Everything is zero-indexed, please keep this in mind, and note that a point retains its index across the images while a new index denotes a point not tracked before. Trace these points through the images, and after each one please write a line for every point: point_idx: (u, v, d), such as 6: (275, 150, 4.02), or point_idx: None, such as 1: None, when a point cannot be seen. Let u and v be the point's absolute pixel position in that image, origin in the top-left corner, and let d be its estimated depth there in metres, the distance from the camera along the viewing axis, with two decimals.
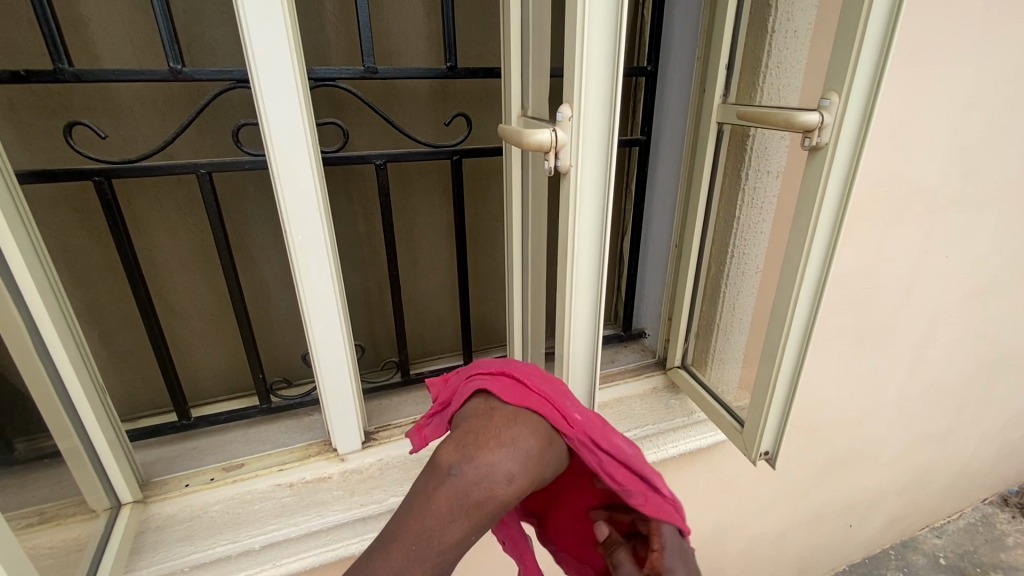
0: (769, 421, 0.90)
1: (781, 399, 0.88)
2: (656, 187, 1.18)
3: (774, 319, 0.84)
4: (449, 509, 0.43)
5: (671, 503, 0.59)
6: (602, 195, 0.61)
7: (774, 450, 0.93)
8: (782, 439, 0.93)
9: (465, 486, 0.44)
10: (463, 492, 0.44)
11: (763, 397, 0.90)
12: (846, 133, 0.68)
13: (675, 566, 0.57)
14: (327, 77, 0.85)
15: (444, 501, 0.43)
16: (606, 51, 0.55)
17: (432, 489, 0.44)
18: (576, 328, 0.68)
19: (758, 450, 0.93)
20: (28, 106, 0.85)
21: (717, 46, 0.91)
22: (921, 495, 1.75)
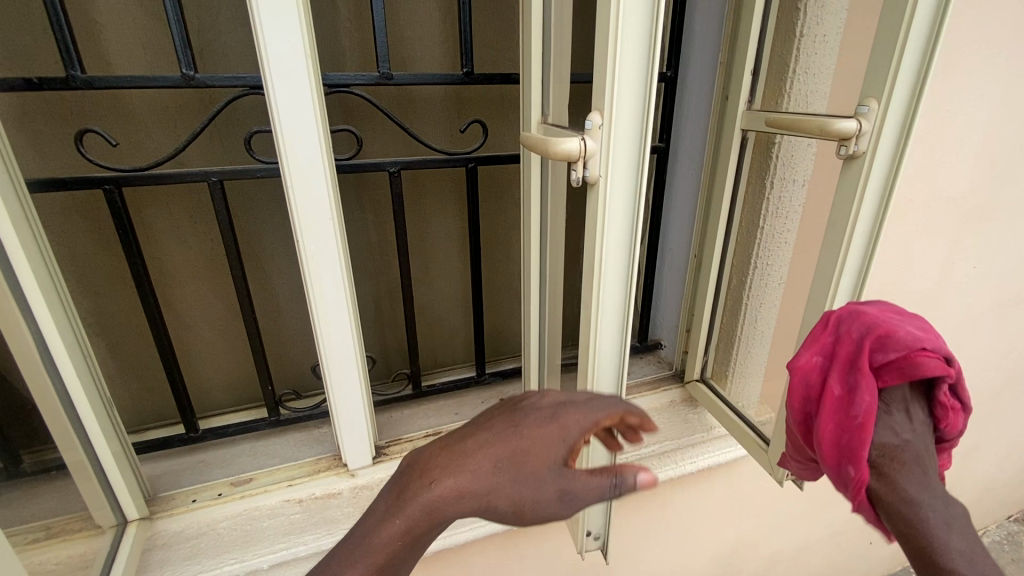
0: None
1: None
2: (675, 196, 1.15)
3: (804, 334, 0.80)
4: (377, 548, 0.52)
5: (888, 363, 0.54)
6: (632, 206, 0.58)
7: None
8: None
9: (393, 514, 0.53)
10: (387, 526, 0.53)
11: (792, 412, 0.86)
12: (885, 142, 0.65)
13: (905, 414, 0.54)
14: (342, 83, 0.83)
15: (369, 546, 0.52)
16: (639, 55, 0.52)
17: (363, 534, 0.53)
18: (601, 344, 0.65)
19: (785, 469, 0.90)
20: (38, 113, 0.83)
21: (742, 54, 0.90)
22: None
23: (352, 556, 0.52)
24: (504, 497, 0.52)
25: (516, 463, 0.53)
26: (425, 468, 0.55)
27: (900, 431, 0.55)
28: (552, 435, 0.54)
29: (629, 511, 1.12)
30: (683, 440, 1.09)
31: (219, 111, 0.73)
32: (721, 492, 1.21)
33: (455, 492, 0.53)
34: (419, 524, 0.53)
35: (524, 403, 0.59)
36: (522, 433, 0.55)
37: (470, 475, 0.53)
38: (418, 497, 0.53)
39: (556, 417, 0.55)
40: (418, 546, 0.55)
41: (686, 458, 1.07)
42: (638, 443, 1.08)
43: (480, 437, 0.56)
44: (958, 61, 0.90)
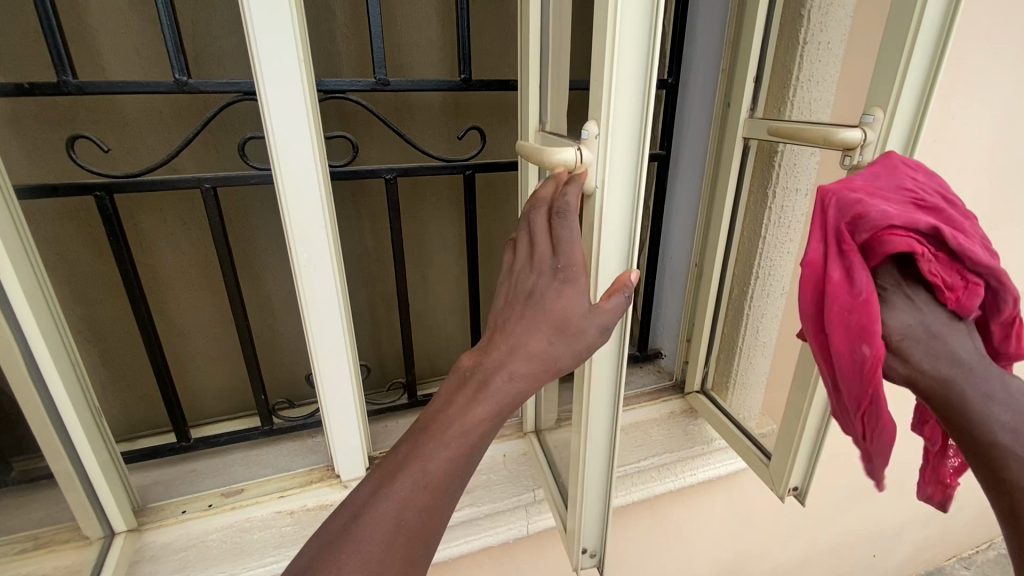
0: (799, 458, 0.85)
1: (813, 429, 0.83)
2: (676, 204, 1.14)
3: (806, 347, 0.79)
4: (436, 474, 0.49)
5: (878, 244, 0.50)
6: (629, 216, 0.57)
7: (804, 486, 0.88)
8: (813, 475, 0.87)
9: (446, 433, 0.50)
10: (440, 449, 0.50)
11: (794, 426, 0.85)
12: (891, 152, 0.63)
13: (898, 302, 0.52)
14: (338, 89, 0.82)
15: (424, 473, 0.49)
16: (637, 63, 0.50)
17: (409, 465, 0.49)
18: (597, 358, 0.64)
19: (787, 485, 0.88)
20: (30, 119, 0.83)
21: (744, 62, 0.88)
22: (949, 523, 1.68)
23: (407, 489, 0.48)
24: (568, 354, 0.54)
25: (559, 326, 0.53)
26: (466, 376, 0.54)
27: (901, 314, 0.52)
28: (569, 286, 0.53)
29: (627, 523, 1.10)
30: (683, 452, 1.07)
31: (213, 116, 0.72)
32: (722, 505, 1.19)
33: (521, 379, 0.53)
34: (487, 426, 0.52)
35: (514, 279, 0.56)
36: (545, 300, 0.53)
37: (520, 359, 0.53)
38: (474, 405, 0.52)
39: (559, 271, 0.53)
40: (478, 460, 0.52)
41: (685, 470, 1.06)
42: (638, 454, 1.07)
43: (509, 326, 0.55)
44: (965, 69, 0.88)
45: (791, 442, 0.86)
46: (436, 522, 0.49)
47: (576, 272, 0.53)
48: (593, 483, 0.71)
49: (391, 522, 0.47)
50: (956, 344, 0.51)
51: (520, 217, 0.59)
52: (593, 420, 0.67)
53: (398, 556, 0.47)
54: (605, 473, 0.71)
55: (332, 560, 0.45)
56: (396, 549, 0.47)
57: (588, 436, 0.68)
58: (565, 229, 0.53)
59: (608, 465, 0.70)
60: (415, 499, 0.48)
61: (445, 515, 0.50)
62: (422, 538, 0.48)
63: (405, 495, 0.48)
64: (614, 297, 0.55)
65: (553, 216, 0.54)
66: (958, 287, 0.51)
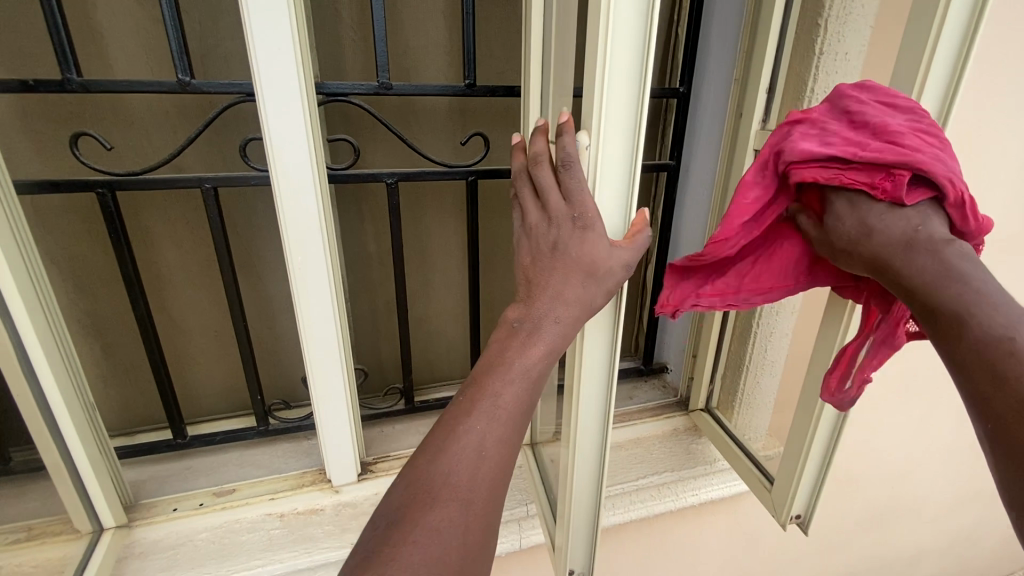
0: (802, 486, 0.82)
1: (817, 454, 0.79)
2: (685, 215, 1.11)
3: (812, 369, 0.77)
4: (508, 407, 0.50)
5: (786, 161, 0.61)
6: (622, 229, 0.55)
7: (807, 514, 0.84)
8: (817, 504, 0.84)
9: (509, 374, 0.51)
10: (507, 386, 0.51)
11: (799, 449, 0.81)
12: None
13: (838, 210, 0.59)
14: (340, 93, 0.81)
15: (497, 407, 0.50)
16: (631, 71, 0.48)
17: (479, 403, 0.50)
18: (587, 373, 0.61)
19: (788, 513, 0.84)
20: (36, 115, 0.84)
21: (757, 73, 0.85)
22: (966, 554, 1.61)
23: (484, 422, 0.49)
24: (600, 294, 0.53)
25: (588, 271, 0.51)
26: (515, 325, 0.53)
27: (846, 221, 0.58)
28: (590, 233, 0.51)
29: (625, 542, 1.07)
30: (682, 472, 1.04)
31: (216, 116, 0.73)
32: (724, 527, 1.15)
33: (567, 323, 0.52)
34: (544, 363, 0.52)
35: (534, 234, 0.54)
36: (567, 249, 0.51)
37: (559, 306, 0.52)
38: (530, 346, 0.52)
39: (575, 220, 0.51)
40: (538, 396, 0.53)
41: (686, 490, 1.03)
42: (635, 472, 1.03)
43: (539, 279, 0.53)
44: (990, 83, 0.85)
45: (793, 466, 0.82)
46: (510, 458, 0.50)
47: (593, 217, 0.51)
48: (580, 502, 0.69)
49: (472, 455, 0.47)
50: (891, 228, 0.56)
51: (517, 177, 0.55)
52: (581, 437, 0.65)
53: (485, 484, 0.47)
54: (594, 492, 0.69)
55: (425, 495, 0.45)
56: (482, 477, 0.47)
57: (576, 451, 0.65)
58: (573, 178, 0.50)
59: (597, 483, 0.68)
60: (491, 431, 0.49)
61: (517, 449, 0.51)
62: (501, 468, 0.49)
63: (483, 428, 0.48)
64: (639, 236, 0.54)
65: (557, 169, 0.51)
66: (883, 181, 0.55)
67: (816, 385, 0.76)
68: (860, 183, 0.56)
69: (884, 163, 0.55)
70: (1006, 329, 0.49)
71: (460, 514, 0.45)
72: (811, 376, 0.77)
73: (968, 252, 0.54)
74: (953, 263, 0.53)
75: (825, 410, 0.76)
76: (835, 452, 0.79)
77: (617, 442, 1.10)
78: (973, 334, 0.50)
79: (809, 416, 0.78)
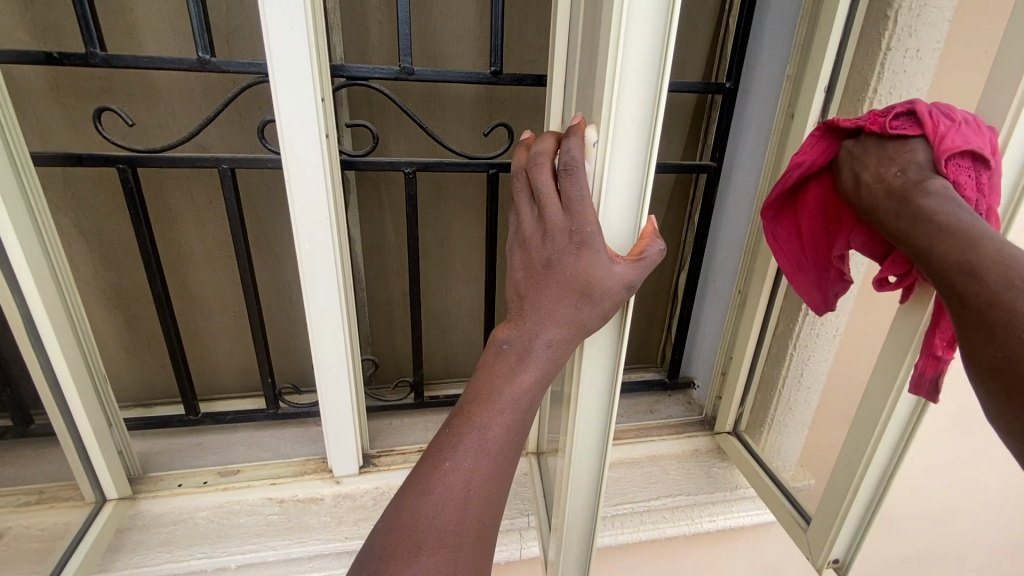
0: (844, 531, 0.74)
1: (866, 493, 0.71)
2: (723, 222, 1.03)
3: (867, 402, 0.70)
4: (496, 440, 0.48)
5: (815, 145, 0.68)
6: (630, 237, 0.50)
7: (847, 559, 0.76)
8: (858, 549, 0.76)
9: (498, 402, 0.49)
10: (496, 418, 0.49)
11: (843, 487, 0.73)
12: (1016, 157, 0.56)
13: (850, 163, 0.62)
14: (360, 75, 0.78)
15: (485, 440, 0.48)
16: (651, 60, 0.43)
17: (467, 436, 0.48)
18: (586, 386, 0.56)
19: (827, 557, 0.76)
20: (72, 90, 0.87)
21: (813, 69, 0.76)
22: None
23: (471, 458, 0.47)
24: (596, 315, 0.49)
25: (582, 291, 0.48)
26: (503, 347, 0.51)
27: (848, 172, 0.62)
28: (588, 250, 0.46)
29: (633, 563, 1.01)
30: (700, 497, 0.96)
31: (236, 95, 0.70)
32: (743, 559, 1.07)
33: (558, 346, 0.49)
34: (536, 390, 0.50)
35: (532, 250, 0.50)
36: (562, 266, 0.47)
37: (553, 326, 0.49)
38: (519, 372, 0.50)
39: (573, 234, 0.46)
40: (530, 425, 0.51)
41: (703, 515, 0.97)
42: (646, 493, 0.96)
43: (532, 296, 0.50)
44: None
45: (835, 506, 0.74)
46: (499, 493, 0.48)
47: (592, 232, 0.46)
48: (575, 521, 0.64)
49: (459, 493, 0.46)
50: (874, 162, 0.60)
51: (515, 179, 0.51)
52: (577, 453, 0.60)
53: (472, 526, 0.45)
54: (590, 514, 0.64)
55: (410, 541, 0.43)
56: (469, 518, 0.45)
57: (571, 468, 0.61)
58: (574, 186, 0.45)
59: (594, 504, 0.64)
60: (479, 467, 0.47)
61: (506, 485, 0.49)
62: (489, 507, 0.47)
63: (470, 464, 0.47)
64: (645, 252, 0.48)
65: (558, 175, 0.46)
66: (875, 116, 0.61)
67: (872, 417, 0.69)
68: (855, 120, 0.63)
69: (877, 110, 0.61)
70: (964, 255, 0.50)
71: (446, 560, 0.43)
72: (869, 404, 0.70)
73: (942, 189, 0.54)
74: (919, 198, 0.54)
75: (882, 444, 0.68)
76: (887, 492, 0.71)
77: (631, 458, 1.02)
78: (936, 262, 0.52)
79: (859, 457, 0.70)
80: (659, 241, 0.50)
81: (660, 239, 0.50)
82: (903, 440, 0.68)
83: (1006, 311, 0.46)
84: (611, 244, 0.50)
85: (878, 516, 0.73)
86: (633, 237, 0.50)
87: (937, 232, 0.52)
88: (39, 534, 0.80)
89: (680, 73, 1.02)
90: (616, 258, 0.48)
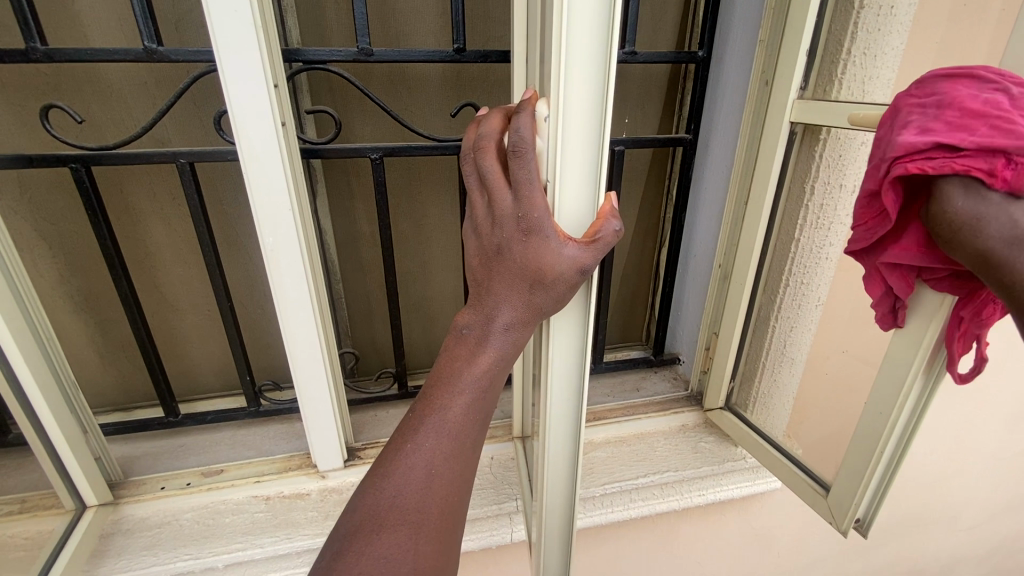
0: (867, 490, 0.73)
1: (890, 451, 0.70)
2: (702, 196, 1.01)
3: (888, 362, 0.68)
4: (458, 420, 0.48)
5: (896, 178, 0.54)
6: (586, 219, 0.48)
7: (868, 517, 0.75)
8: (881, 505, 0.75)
9: (457, 386, 0.49)
10: (456, 399, 0.49)
11: (866, 455, 0.72)
12: None
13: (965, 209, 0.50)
14: (318, 59, 0.74)
15: (446, 420, 0.48)
16: (599, 25, 0.41)
17: (428, 417, 0.48)
18: (556, 368, 0.56)
19: (851, 518, 0.75)
20: (19, 90, 0.84)
21: (790, 33, 0.73)
22: (1006, 555, 1.50)
23: (431, 440, 0.47)
24: (551, 300, 0.48)
25: (534, 278, 0.47)
26: (463, 332, 0.51)
27: (962, 216, 0.50)
28: (537, 237, 0.45)
29: (626, 540, 1.01)
30: (690, 471, 0.96)
31: (187, 87, 0.68)
32: (736, 530, 1.07)
33: (516, 329, 0.49)
34: (496, 371, 0.50)
35: (488, 238, 0.48)
36: (512, 252, 0.46)
37: (509, 310, 0.48)
38: (478, 354, 0.49)
39: (522, 219, 0.45)
40: (490, 406, 0.51)
41: (692, 489, 0.96)
42: (635, 471, 0.96)
43: (487, 279, 0.49)
44: None
45: (858, 475, 0.74)
46: (465, 472, 0.48)
47: (541, 216, 0.44)
48: (555, 499, 0.64)
49: (420, 473, 0.46)
50: (1012, 219, 0.49)
51: (464, 163, 0.49)
52: (551, 431, 0.59)
53: (435, 504, 0.45)
54: (569, 495, 0.64)
55: (371, 523, 0.43)
56: (431, 498, 0.46)
57: (546, 446, 0.60)
58: (524, 168, 0.43)
59: (572, 485, 0.63)
60: (440, 447, 0.47)
61: (471, 465, 0.49)
62: (453, 486, 0.47)
63: (431, 445, 0.47)
64: (599, 234, 0.47)
65: (507, 157, 0.44)
66: (1002, 168, 0.49)
67: (897, 380, 0.67)
68: (975, 165, 0.49)
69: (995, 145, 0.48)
70: None
71: (407, 537, 0.43)
72: (892, 368, 0.68)
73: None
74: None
75: (907, 408, 0.67)
76: (907, 450, 0.69)
77: (618, 437, 1.02)
78: None
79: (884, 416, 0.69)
80: (615, 221, 0.48)
81: (616, 219, 0.48)
82: (918, 403, 0.67)
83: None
84: (566, 226, 0.48)
85: (891, 486, 0.72)
86: (589, 218, 0.48)
87: None
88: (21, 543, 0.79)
89: (653, 44, 0.99)
90: (568, 240, 0.46)
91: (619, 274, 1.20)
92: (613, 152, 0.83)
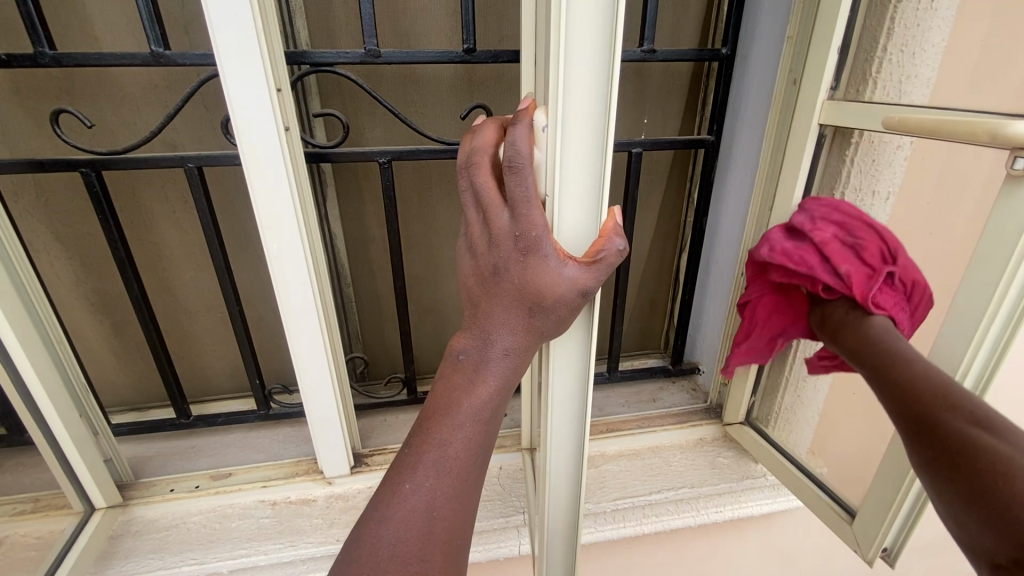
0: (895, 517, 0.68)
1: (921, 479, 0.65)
2: (725, 200, 0.96)
3: None
4: (458, 456, 0.46)
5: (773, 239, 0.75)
6: (589, 237, 0.45)
7: (896, 547, 0.70)
8: (911, 536, 0.70)
9: (457, 417, 0.47)
10: (455, 432, 0.47)
11: (895, 481, 0.68)
12: None
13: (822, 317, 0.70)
14: (324, 61, 0.71)
15: (446, 457, 0.46)
16: (603, 26, 0.38)
17: (426, 453, 0.46)
18: (556, 385, 0.54)
19: (877, 547, 0.71)
20: (34, 93, 0.85)
21: (822, 30, 0.68)
22: None
23: (432, 477, 0.45)
24: (552, 324, 0.45)
25: (532, 300, 0.44)
26: (460, 357, 0.49)
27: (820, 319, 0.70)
28: (535, 256, 0.42)
29: (637, 556, 0.97)
30: (706, 488, 0.92)
31: (195, 90, 0.67)
32: (755, 548, 1.03)
33: (516, 353, 0.47)
34: (495, 401, 0.48)
35: (485, 259, 0.45)
36: (510, 274, 0.44)
37: (507, 334, 0.46)
38: (477, 381, 0.47)
39: (519, 239, 0.42)
40: (492, 436, 0.49)
41: (708, 506, 0.91)
42: (648, 485, 0.92)
43: (483, 302, 0.47)
44: None
45: (885, 501, 0.69)
46: (467, 512, 0.46)
47: (540, 236, 0.42)
48: (556, 516, 0.62)
49: (422, 515, 0.44)
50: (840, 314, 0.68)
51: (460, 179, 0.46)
52: (552, 447, 0.57)
53: (438, 549, 0.44)
54: (572, 515, 0.62)
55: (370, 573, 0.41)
56: (434, 541, 0.44)
57: (547, 462, 0.58)
58: (521, 185, 0.40)
59: (575, 503, 0.61)
60: (441, 485, 0.45)
61: (473, 501, 0.47)
62: (455, 529, 0.46)
63: (432, 483, 0.45)
64: (601, 253, 0.44)
65: (503, 171, 0.41)
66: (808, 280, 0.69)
67: None
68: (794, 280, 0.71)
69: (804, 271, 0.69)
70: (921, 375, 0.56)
71: None
72: None
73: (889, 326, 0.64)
74: (880, 330, 0.63)
75: None
76: None
77: (632, 450, 0.98)
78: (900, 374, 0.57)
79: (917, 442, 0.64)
80: (619, 239, 0.45)
81: (620, 237, 0.45)
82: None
83: (905, 366, 0.58)
84: (567, 245, 0.45)
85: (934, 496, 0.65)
86: (592, 235, 0.45)
87: (897, 361, 0.58)
88: (35, 542, 0.80)
89: (674, 41, 0.95)
90: (568, 259, 0.44)
91: (636, 280, 1.17)
92: (630, 155, 0.79)
